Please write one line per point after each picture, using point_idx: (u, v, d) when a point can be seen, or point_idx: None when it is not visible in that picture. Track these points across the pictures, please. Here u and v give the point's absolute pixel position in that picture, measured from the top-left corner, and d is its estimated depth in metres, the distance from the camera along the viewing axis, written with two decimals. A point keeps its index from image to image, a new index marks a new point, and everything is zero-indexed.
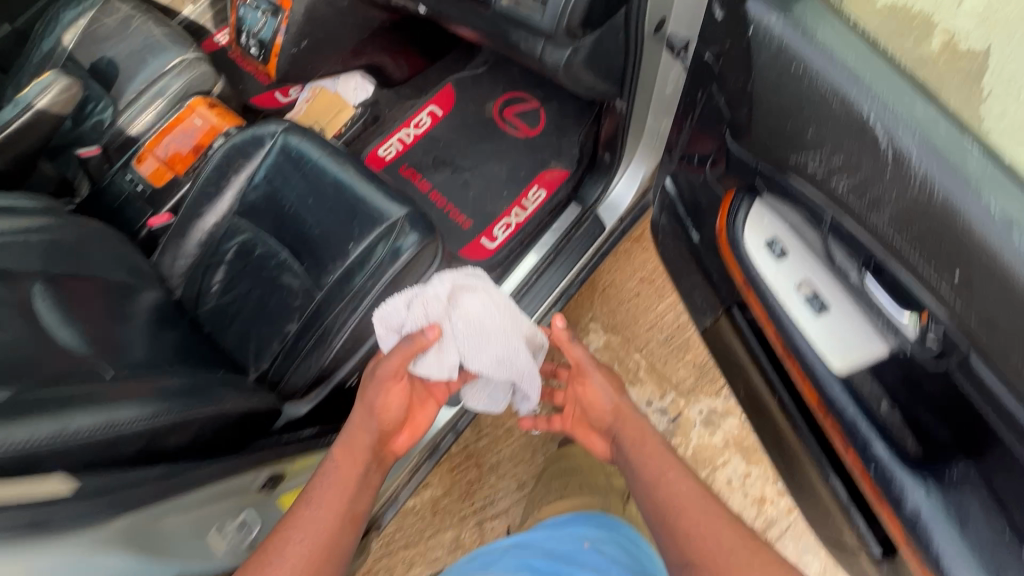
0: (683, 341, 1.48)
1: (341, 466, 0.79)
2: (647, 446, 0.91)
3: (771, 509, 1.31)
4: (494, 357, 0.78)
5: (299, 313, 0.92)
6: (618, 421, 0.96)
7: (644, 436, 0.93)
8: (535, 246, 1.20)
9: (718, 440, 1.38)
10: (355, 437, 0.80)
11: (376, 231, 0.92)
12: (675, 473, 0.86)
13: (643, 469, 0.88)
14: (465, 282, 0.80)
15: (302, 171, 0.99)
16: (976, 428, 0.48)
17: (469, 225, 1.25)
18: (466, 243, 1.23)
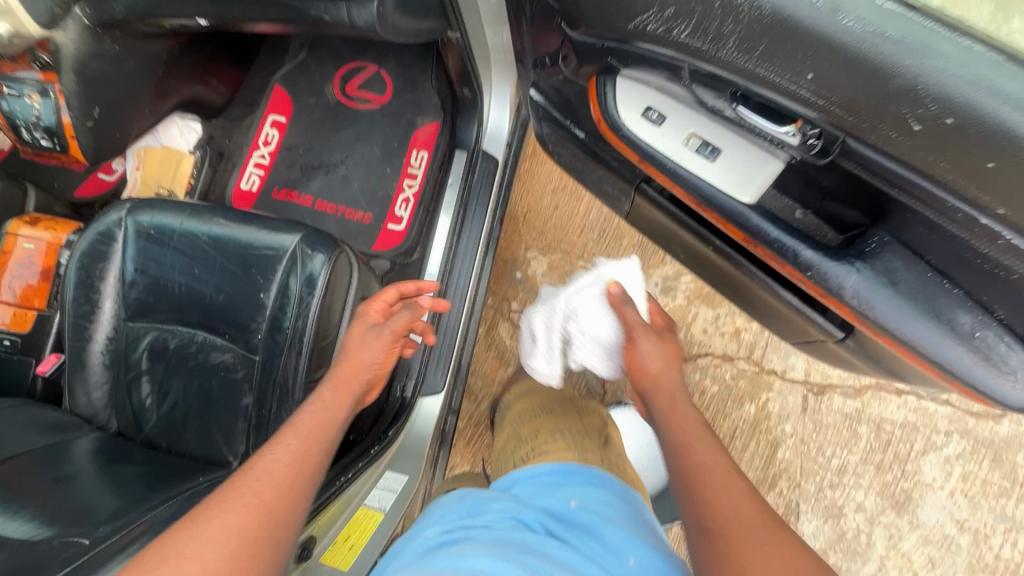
0: (615, 229, 1.52)
1: (331, 394, 0.78)
2: (677, 416, 0.86)
3: (747, 335, 1.42)
4: (592, 360, 1.04)
5: (248, 384, 0.87)
6: (654, 387, 0.91)
7: (682, 407, 0.88)
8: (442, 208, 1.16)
9: (682, 300, 1.46)
10: (355, 364, 0.82)
11: (280, 270, 0.86)
12: (703, 446, 0.80)
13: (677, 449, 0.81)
14: (589, 301, 1.05)
15: (172, 244, 0.89)
16: (879, 201, 0.54)
17: (370, 219, 1.18)
18: (376, 236, 1.17)
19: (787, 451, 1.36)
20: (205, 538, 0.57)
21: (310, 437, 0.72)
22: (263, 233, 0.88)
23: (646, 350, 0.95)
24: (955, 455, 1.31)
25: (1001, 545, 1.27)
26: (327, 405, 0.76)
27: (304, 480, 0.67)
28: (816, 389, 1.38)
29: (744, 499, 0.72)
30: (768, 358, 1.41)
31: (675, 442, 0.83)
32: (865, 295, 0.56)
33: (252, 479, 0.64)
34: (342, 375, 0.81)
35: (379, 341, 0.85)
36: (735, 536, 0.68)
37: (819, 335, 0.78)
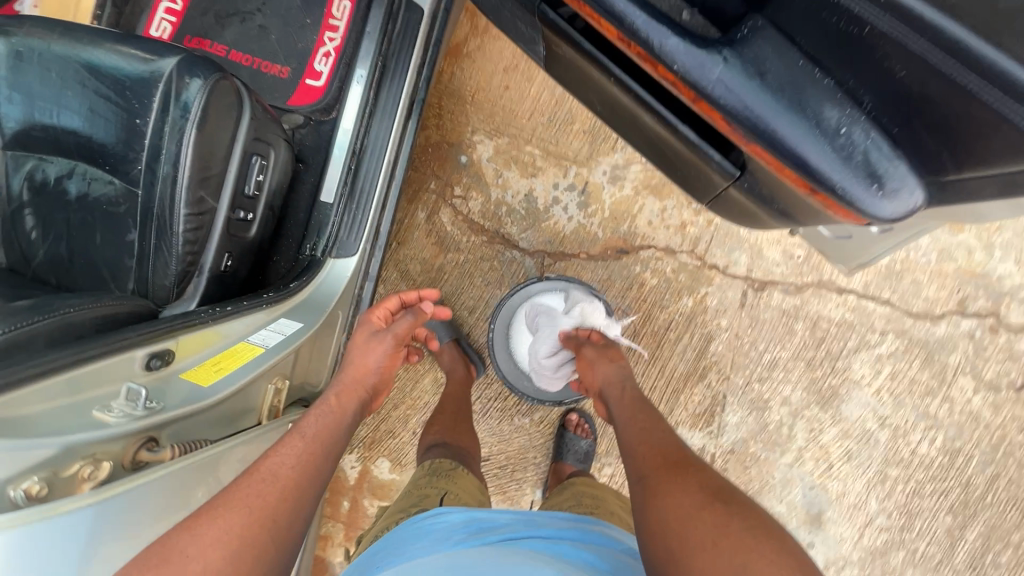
0: (567, 113, 1.43)
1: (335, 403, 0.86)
2: (632, 406, 1.00)
3: (693, 229, 1.37)
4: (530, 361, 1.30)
5: (131, 218, 0.83)
6: (607, 385, 1.08)
7: (630, 395, 1.03)
8: (359, 62, 1.07)
9: (629, 190, 1.40)
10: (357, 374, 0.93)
11: (157, 94, 0.80)
12: (642, 415, 0.96)
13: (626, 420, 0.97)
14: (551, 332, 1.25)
15: (44, 65, 0.83)
16: None
17: (287, 74, 1.10)
18: (293, 92, 1.09)
19: (720, 345, 1.35)
20: (208, 539, 0.58)
21: (314, 441, 0.77)
22: (139, 56, 0.81)
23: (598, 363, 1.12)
24: (887, 354, 1.30)
25: (920, 442, 1.29)
26: (331, 411, 0.85)
27: (307, 488, 0.71)
28: (756, 286, 1.35)
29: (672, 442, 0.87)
30: (712, 254, 1.37)
31: (625, 410, 0.99)
32: (727, 85, 0.50)
33: (259, 480, 0.67)
34: (345, 387, 0.91)
35: (381, 349, 0.98)
36: (653, 469, 0.81)
37: (721, 180, 0.73)
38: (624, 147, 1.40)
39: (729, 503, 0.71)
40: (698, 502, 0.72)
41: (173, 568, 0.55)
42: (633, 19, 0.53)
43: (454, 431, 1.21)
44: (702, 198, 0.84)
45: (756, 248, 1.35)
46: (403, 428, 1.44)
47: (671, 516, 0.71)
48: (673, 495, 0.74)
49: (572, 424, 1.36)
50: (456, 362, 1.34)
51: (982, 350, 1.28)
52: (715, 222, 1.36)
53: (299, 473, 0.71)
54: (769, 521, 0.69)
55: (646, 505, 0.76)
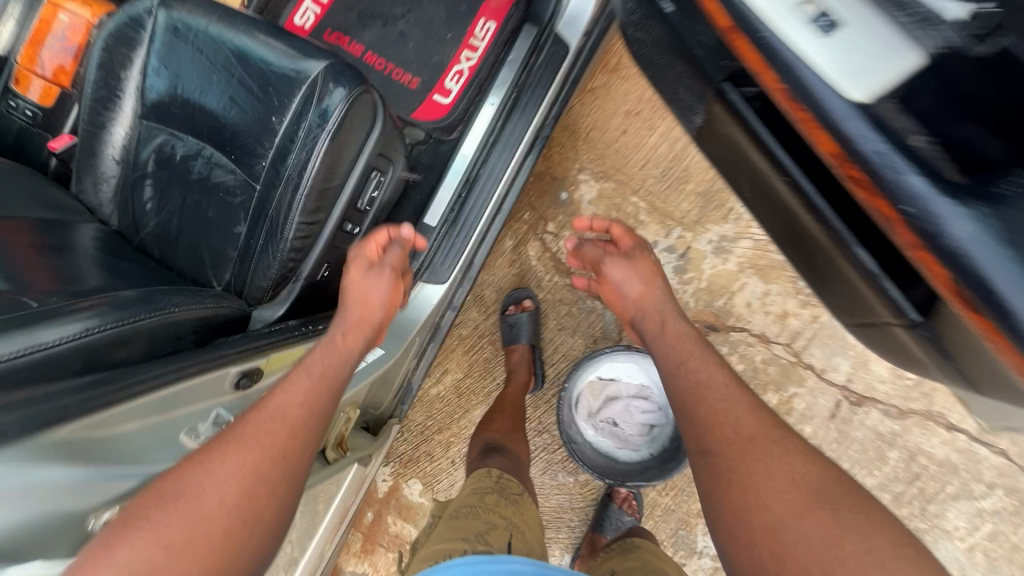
0: (682, 171, 1.35)
1: (348, 337, 0.80)
2: (672, 338, 0.91)
3: (794, 321, 1.26)
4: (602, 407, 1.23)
5: (244, 212, 0.82)
6: (641, 312, 0.99)
7: (670, 325, 0.94)
8: (493, 89, 1.04)
9: (733, 265, 1.30)
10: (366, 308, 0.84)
11: (298, 96, 0.78)
12: (694, 360, 0.85)
13: (670, 362, 0.87)
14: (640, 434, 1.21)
15: (197, 45, 0.82)
16: None
17: (415, 85, 1.08)
18: (418, 105, 1.07)
19: None
20: (222, 474, 0.58)
21: (322, 380, 0.72)
22: (289, 52, 0.80)
23: (625, 278, 1.03)
24: (989, 511, 1.16)
25: None
26: (339, 347, 0.78)
27: (318, 424, 0.68)
28: (853, 399, 1.22)
29: (748, 417, 0.74)
30: (810, 353, 1.26)
31: (677, 361, 0.87)
32: (971, 247, 0.42)
33: (265, 420, 0.64)
34: (354, 321, 0.82)
35: (379, 282, 0.86)
36: (739, 455, 0.71)
37: (888, 315, 0.64)
38: (737, 219, 1.31)
39: (836, 505, 0.64)
40: (793, 505, 0.65)
41: (189, 500, 0.56)
42: (859, 136, 0.46)
43: (512, 436, 1.21)
44: (846, 316, 0.76)
45: (862, 358, 1.22)
46: (442, 454, 1.39)
47: (754, 506, 0.67)
48: (768, 495, 0.66)
49: (619, 497, 1.26)
50: (522, 364, 1.32)
51: None
52: (821, 319, 1.25)
53: (307, 411, 0.68)
54: (873, 515, 0.63)
55: (730, 502, 0.69)
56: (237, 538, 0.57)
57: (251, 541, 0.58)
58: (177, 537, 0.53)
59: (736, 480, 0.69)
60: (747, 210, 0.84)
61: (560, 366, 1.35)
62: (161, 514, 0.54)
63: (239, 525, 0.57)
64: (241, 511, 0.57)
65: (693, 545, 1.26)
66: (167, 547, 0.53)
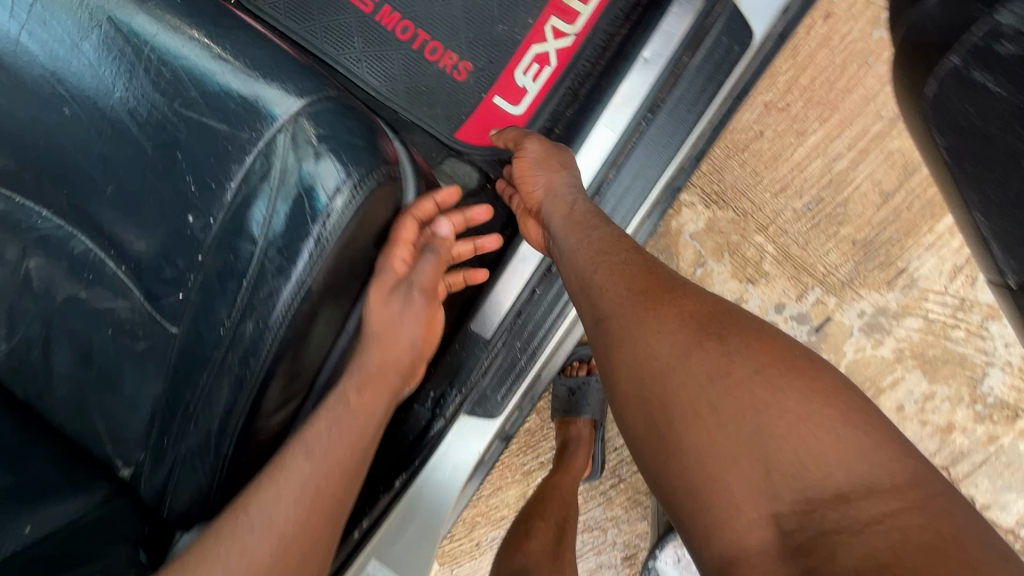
0: (838, 207, 0.93)
1: (363, 396, 0.44)
2: (575, 230, 0.54)
3: (960, 438, 0.92)
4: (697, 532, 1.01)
5: (157, 369, 0.44)
6: (547, 202, 0.56)
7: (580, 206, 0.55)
8: (613, 101, 0.56)
9: (887, 353, 0.93)
10: (390, 347, 0.47)
11: (241, 178, 0.36)
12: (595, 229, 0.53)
13: (567, 251, 0.53)
14: None
15: (26, 29, 0.38)
16: None
17: (465, 77, 0.63)
18: (471, 113, 0.63)
19: None
20: None
21: (328, 461, 0.42)
22: (218, 64, 0.36)
23: (534, 166, 0.56)
24: None
25: None
26: (358, 415, 0.44)
27: (317, 530, 0.41)
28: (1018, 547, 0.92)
29: (629, 265, 0.50)
30: (971, 481, 0.93)
31: (586, 261, 0.52)
32: None
33: (235, 537, 0.39)
34: (369, 373, 0.45)
35: (411, 308, 0.48)
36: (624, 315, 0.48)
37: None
38: (908, 288, 0.91)
39: (726, 332, 0.45)
40: (705, 375, 0.43)
41: None
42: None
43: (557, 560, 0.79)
44: None
45: None
46: (462, 536, 1.08)
47: (654, 389, 0.45)
48: (657, 351, 0.45)
49: None
50: (578, 455, 0.95)
51: None
52: (999, 441, 0.91)
53: (306, 508, 0.40)
54: (799, 357, 0.43)
55: (624, 369, 0.47)
56: None
57: None
58: None
59: (622, 357, 0.47)
60: None
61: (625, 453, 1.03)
62: None
63: None
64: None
65: None
66: None
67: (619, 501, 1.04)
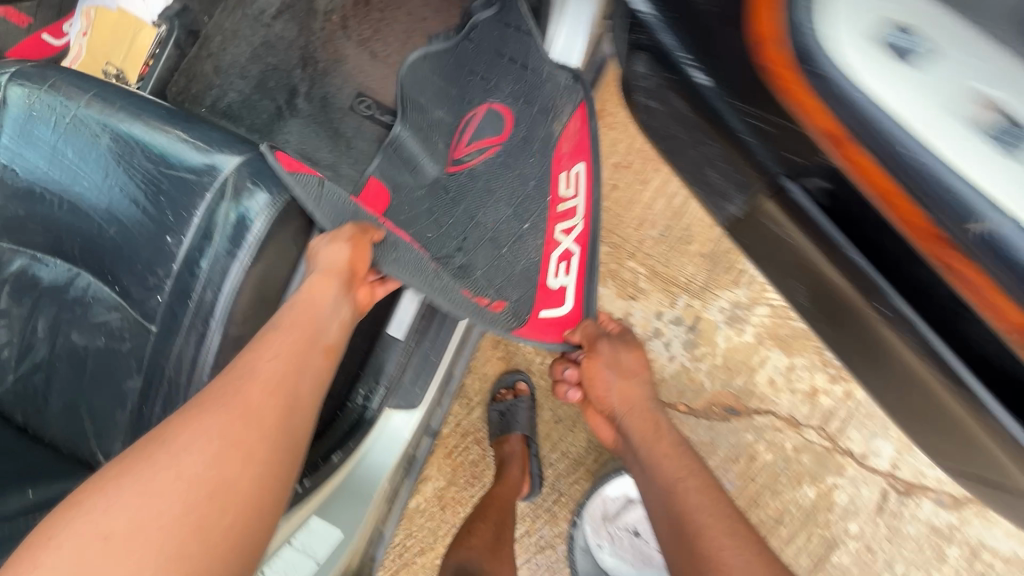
0: (684, 230, 1.19)
1: (291, 332, 0.57)
2: (661, 444, 0.77)
3: (826, 399, 1.10)
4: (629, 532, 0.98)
5: (137, 363, 0.60)
6: (626, 412, 0.81)
7: (665, 435, 0.78)
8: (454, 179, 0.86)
9: (749, 337, 1.13)
10: (311, 299, 0.60)
11: (201, 207, 0.57)
12: (692, 479, 0.73)
13: (650, 470, 0.75)
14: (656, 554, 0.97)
15: (63, 140, 0.61)
16: None
17: (502, 309, 0.78)
18: (524, 323, 0.78)
19: (846, 556, 1.06)
20: (140, 497, 0.45)
21: (276, 392, 0.54)
22: (186, 143, 0.59)
23: (610, 364, 0.82)
24: None
25: None
26: (297, 340, 0.57)
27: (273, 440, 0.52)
28: (901, 488, 1.06)
29: (714, 512, 0.69)
30: (847, 436, 1.09)
31: (666, 477, 0.74)
32: None
33: (191, 445, 0.48)
34: (296, 316, 0.58)
35: (342, 313, 0.63)
36: (702, 520, 0.68)
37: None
38: (751, 283, 1.15)
39: None
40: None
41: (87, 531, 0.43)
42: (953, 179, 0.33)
43: (490, 556, 0.98)
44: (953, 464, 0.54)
45: (906, 440, 1.06)
46: None
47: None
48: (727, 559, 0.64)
49: None
50: (513, 465, 1.09)
51: None
52: (855, 396, 1.09)
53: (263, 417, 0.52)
54: None
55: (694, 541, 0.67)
56: None
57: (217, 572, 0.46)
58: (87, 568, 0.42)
59: (692, 550, 0.66)
60: (807, 324, 0.63)
61: (560, 467, 1.15)
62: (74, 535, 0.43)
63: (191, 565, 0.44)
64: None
65: None
66: (107, 537, 0.43)
67: (562, 515, 1.13)
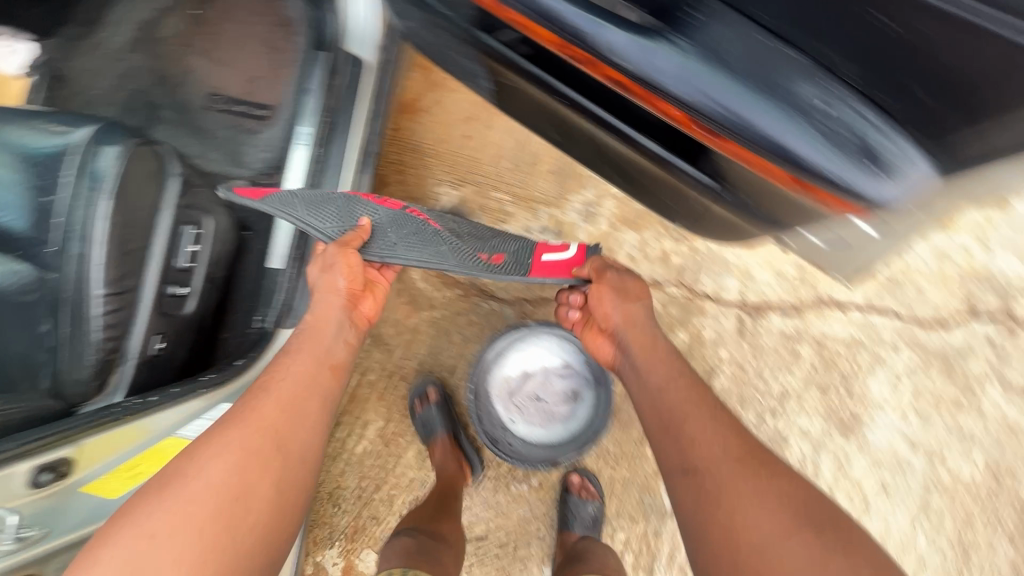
0: (532, 156, 1.39)
1: (298, 366, 0.77)
2: (658, 356, 0.86)
3: (677, 258, 1.30)
4: (531, 401, 1.13)
5: (42, 306, 0.71)
6: (627, 332, 0.88)
7: (659, 349, 0.86)
8: (298, 138, 1.01)
9: (604, 226, 1.34)
10: (314, 338, 0.81)
11: (67, 166, 0.72)
12: (681, 381, 0.82)
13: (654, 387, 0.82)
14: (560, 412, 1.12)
15: None
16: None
17: (504, 258, 0.87)
18: (528, 268, 0.85)
19: (725, 380, 1.24)
20: (178, 499, 0.60)
21: (288, 408, 0.72)
22: (49, 129, 0.75)
23: (615, 304, 0.90)
24: (904, 369, 1.19)
25: (957, 460, 1.16)
26: (305, 365, 0.77)
27: (287, 445, 0.69)
28: (752, 310, 1.25)
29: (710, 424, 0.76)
30: (702, 282, 1.28)
31: (658, 384, 0.82)
32: (677, 71, 0.53)
33: (220, 453, 0.65)
34: (301, 351, 0.79)
35: (346, 334, 0.84)
36: (694, 420, 0.77)
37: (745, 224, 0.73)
38: (594, 182, 1.36)
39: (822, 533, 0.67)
40: (807, 558, 0.63)
41: (138, 525, 0.58)
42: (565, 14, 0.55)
43: (435, 521, 1.11)
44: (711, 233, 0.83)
45: (746, 271, 1.26)
46: (387, 512, 1.28)
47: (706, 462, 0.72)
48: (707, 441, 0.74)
49: (575, 486, 1.21)
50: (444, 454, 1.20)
51: (1005, 356, 1.17)
52: (699, 248, 1.29)
53: (279, 426, 0.70)
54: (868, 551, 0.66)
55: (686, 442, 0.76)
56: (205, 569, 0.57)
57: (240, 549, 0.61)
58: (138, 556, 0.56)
59: (673, 431, 0.77)
60: (566, 148, 0.88)
61: None
62: (131, 528, 0.58)
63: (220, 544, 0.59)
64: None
65: (662, 507, 1.21)
66: (153, 536, 0.57)
67: None
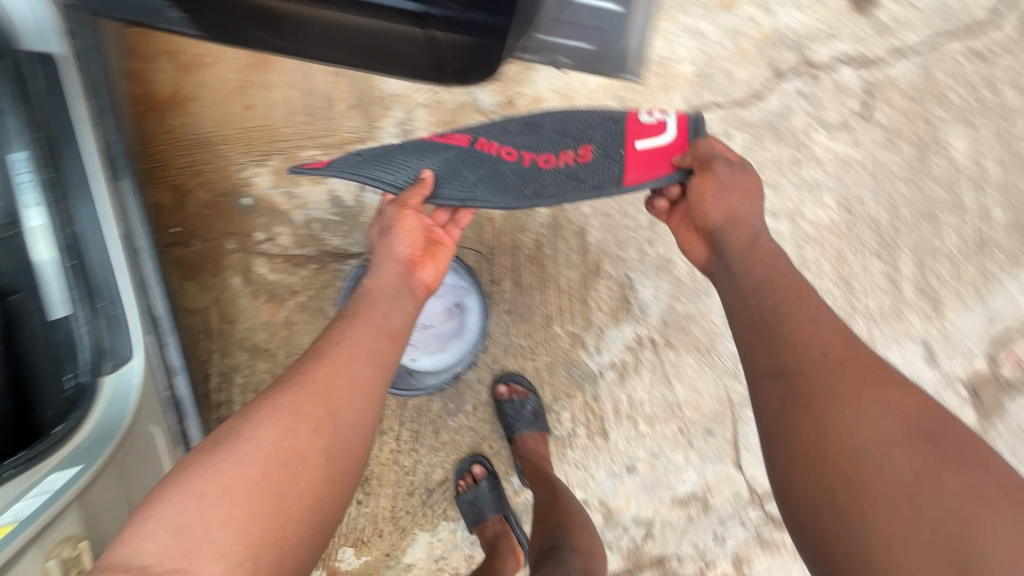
0: (324, 99, 1.28)
1: (356, 333, 0.76)
2: (754, 254, 0.82)
3: None
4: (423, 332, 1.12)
5: None
6: (727, 229, 0.84)
7: (761, 247, 0.82)
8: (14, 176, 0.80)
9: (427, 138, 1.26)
10: (375, 303, 0.81)
11: None
12: (782, 282, 0.77)
13: (744, 284, 0.78)
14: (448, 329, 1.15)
15: None
16: None
17: (590, 157, 0.86)
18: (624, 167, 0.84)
19: (597, 233, 1.24)
20: (219, 467, 0.59)
21: (347, 371, 0.71)
22: None
23: (717, 191, 0.84)
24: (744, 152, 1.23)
25: (813, 209, 1.23)
26: (365, 333, 0.77)
27: (343, 413, 0.68)
28: None
29: (828, 333, 0.71)
30: None
31: (753, 283, 0.78)
32: None
33: (281, 412, 0.65)
34: (363, 318, 0.79)
35: (402, 302, 0.84)
36: (793, 314, 0.73)
37: None
38: (398, 99, 1.27)
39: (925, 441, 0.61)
40: (912, 469, 0.58)
41: (188, 488, 0.58)
42: None
43: None
44: None
45: None
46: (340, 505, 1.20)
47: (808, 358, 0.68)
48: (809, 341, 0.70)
49: (505, 393, 1.20)
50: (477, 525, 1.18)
51: (817, 101, 1.24)
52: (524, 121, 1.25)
53: (341, 388, 0.69)
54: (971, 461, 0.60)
55: (776, 324, 0.73)
56: (253, 533, 0.57)
57: (292, 502, 0.61)
58: (185, 517, 0.56)
59: (770, 325, 0.73)
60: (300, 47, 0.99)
61: None
62: (179, 494, 0.57)
63: (265, 506, 0.58)
64: (236, 561, 0.55)
65: (590, 373, 1.23)
66: (203, 496, 0.57)
67: None
